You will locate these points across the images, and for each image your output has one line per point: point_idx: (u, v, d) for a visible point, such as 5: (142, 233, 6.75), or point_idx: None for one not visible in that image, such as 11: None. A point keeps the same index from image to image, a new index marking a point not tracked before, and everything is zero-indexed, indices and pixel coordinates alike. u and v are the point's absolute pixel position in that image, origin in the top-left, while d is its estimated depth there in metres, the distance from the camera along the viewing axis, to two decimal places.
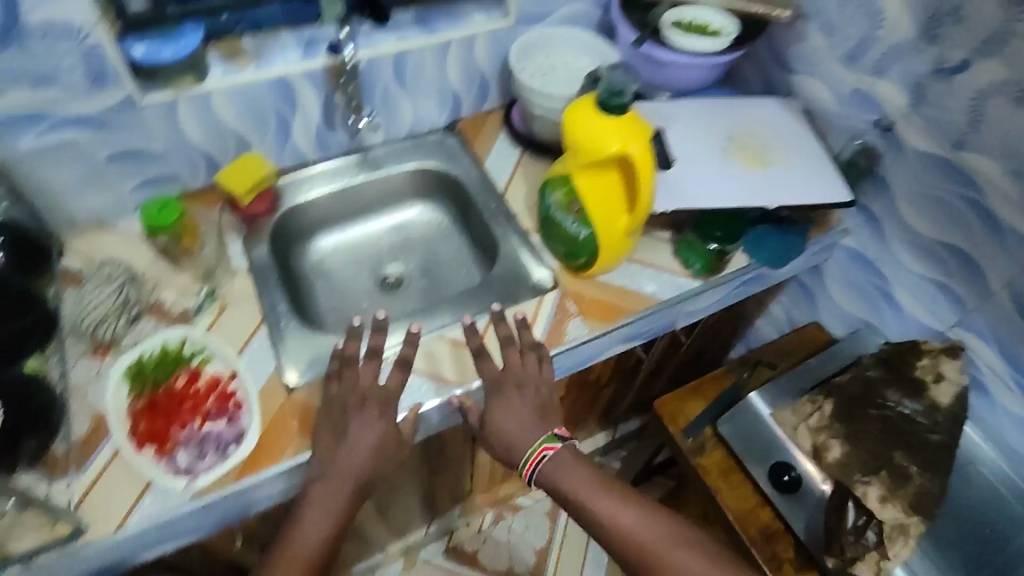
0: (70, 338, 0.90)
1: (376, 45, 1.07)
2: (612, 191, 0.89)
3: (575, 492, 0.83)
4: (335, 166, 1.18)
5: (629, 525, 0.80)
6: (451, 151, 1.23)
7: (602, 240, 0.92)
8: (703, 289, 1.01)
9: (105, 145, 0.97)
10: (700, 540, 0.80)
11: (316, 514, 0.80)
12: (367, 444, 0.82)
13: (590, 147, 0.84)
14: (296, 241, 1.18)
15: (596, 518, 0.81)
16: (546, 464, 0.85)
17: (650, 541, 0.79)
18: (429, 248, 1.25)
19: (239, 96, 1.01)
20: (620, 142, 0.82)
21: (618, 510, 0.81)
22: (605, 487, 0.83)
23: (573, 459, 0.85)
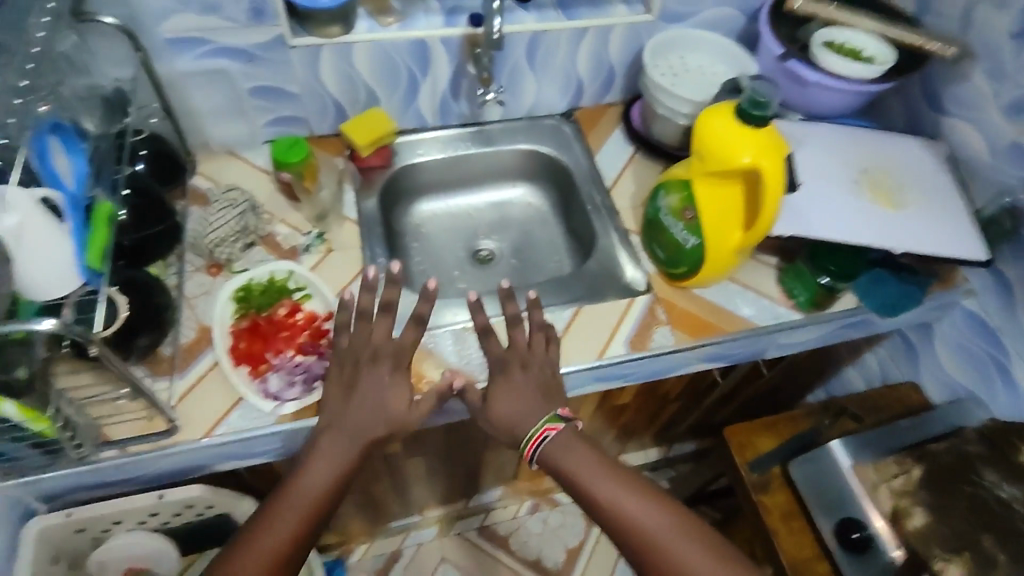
0: (190, 251, 0.97)
1: (515, 21, 1.08)
2: (731, 204, 0.85)
3: (577, 474, 0.79)
4: (450, 135, 1.20)
5: (631, 511, 0.76)
6: (565, 139, 1.22)
7: (709, 252, 0.88)
8: (803, 323, 0.95)
9: (251, 77, 1.03)
10: (701, 529, 0.77)
11: (320, 471, 0.78)
12: (379, 406, 0.80)
13: (717, 155, 0.81)
14: (401, 200, 1.21)
15: (596, 503, 0.77)
16: (549, 444, 0.80)
17: (655, 531, 0.75)
18: (523, 231, 1.26)
19: (380, 52, 1.04)
20: (752, 155, 0.78)
21: (620, 495, 0.77)
22: (607, 469, 0.79)
23: (574, 439, 0.80)
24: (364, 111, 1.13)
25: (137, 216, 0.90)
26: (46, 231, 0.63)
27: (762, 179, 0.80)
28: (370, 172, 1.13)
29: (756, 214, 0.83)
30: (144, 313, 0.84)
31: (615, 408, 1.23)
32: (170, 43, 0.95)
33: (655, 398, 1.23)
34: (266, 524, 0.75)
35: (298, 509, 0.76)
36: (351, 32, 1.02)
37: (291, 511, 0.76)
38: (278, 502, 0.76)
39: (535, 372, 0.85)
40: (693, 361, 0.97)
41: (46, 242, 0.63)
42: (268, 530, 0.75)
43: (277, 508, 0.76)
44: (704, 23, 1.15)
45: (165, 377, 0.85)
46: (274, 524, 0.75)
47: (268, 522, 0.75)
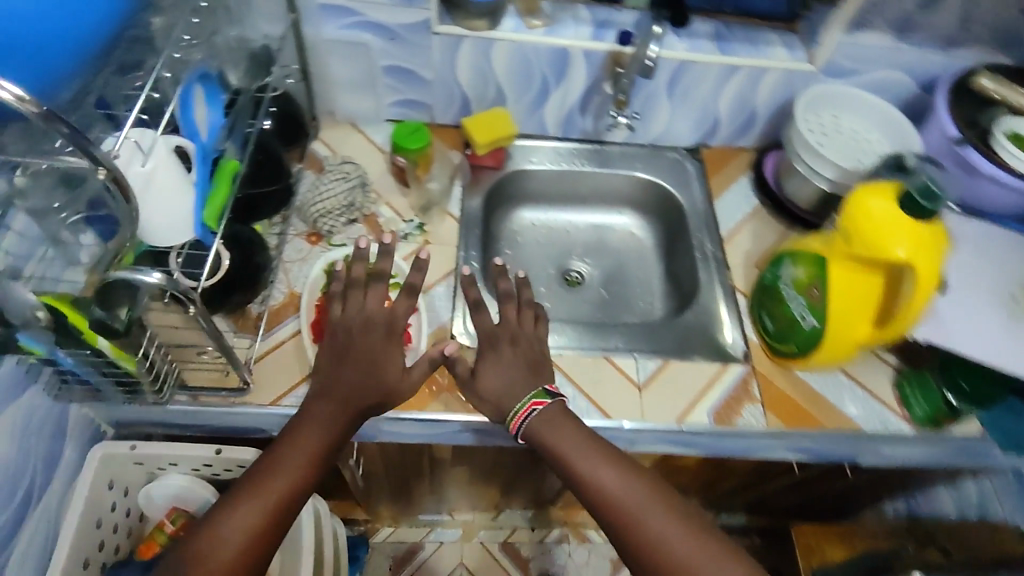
0: (296, 214, 1.00)
1: (666, 46, 1.01)
2: (870, 294, 0.76)
3: (560, 449, 0.74)
4: (567, 149, 1.16)
5: (610, 484, 0.70)
6: (685, 176, 1.15)
7: (828, 339, 0.80)
8: (916, 440, 0.85)
9: (388, 55, 1.02)
10: (686, 508, 0.69)
11: (314, 431, 0.75)
12: (373, 369, 0.78)
13: (863, 237, 0.72)
14: (504, 203, 1.18)
15: (578, 477, 0.72)
16: (530, 420, 0.76)
17: (631, 504, 0.69)
18: (619, 262, 1.20)
19: (519, 53, 1.01)
20: (906, 247, 0.69)
21: (600, 468, 0.72)
22: (588, 443, 0.74)
23: (552, 411, 0.77)
24: (488, 110, 1.11)
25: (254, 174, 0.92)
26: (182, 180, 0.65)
27: (912, 276, 0.70)
28: (482, 170, 1.12)
29: (894, 310, 0.75)
30: (242, 271, 0.86)
31: (674, 468, 1.15)
32: (322, 9, 0.95)
33: (715, 470, 1.15)
34: (257, 479, 0.72)
35: (293, 465, 0.73)
36: (496, 28, 0.99)
37: (284, 466, 0.73)
38: (272, 457, 0.73)
39: (522, 349, 0.82)
40: (777, 449, 0.88)
41: (179, 192, 0.65)
42: (258, 485, 0.71)
43: (269, 463, 0.73)
44: (871, 82, 1.04)
45: (249, 334, 0.88)
46: (264, 479, 0.71)
47: (259, 478, 0.72)
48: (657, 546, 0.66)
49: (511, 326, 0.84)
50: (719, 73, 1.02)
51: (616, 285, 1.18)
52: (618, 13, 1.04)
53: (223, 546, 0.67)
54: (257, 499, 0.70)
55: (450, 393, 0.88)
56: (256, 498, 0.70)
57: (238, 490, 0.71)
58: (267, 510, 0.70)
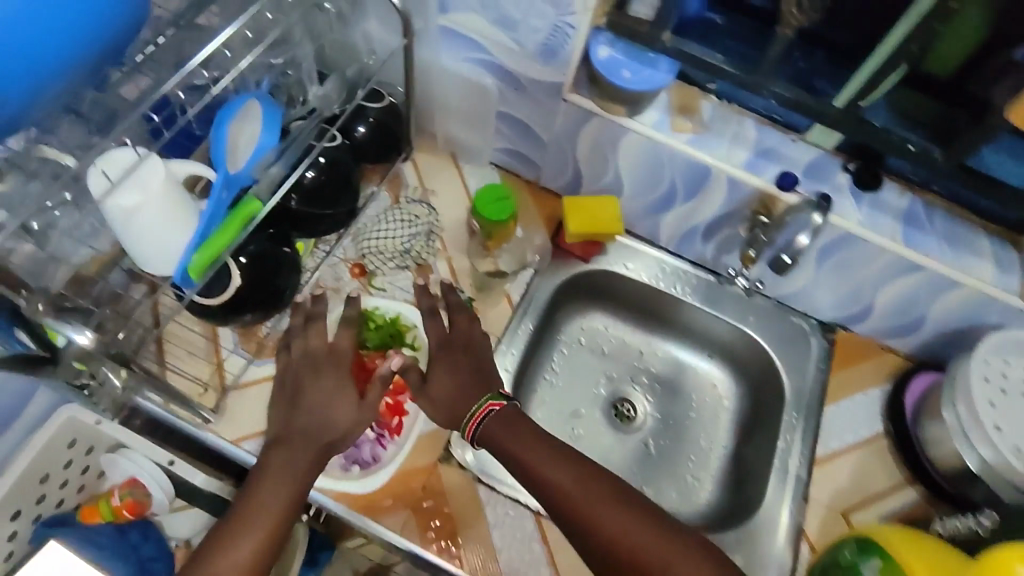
0: (349, 237, 0.91)
1: (838, 210, 0.80)
2: None
3: (514, 452, 0.72)
4: (673, 266, 0.99)
5: (565, 483, 0.69)
6: (800, 355, 0.94)
7: None
8: None
9: (508, 104, 0.89)
10: (636, 499, 0.69)
11: (285, 480, 0.67)
12: (326, 417, 0.70)
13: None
14: (582, 298, 1.03)
15: (532, 476, 0.70)
16: (481, 425, 0.73)
17: (589, 501, 0.68)
18: (685, 414, 1.00)
19: (652, 151, 0.84)
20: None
21: (557, 469, 0.70)
22: (535, 439, 0.72)
23: (496, 420, 0.73)
24: (598, 194, 0.95)
25: (314, 188, 0.79)
26: (171, 220, 0.57)
27: None
28: (569, 258, 0.97)
29: None
30: (257, 292, 0.75)
31: None
32: (448, 35, 0.82)
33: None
34: (222, 538, 0.63)
35: (266, 518, 0.65)
36: (636, 116, 0.82)
37: (253, 515, 0.64)
38: (242, 510, 0.65)
39: (477, 358, 0.79)
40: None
41: (162, 233, 0.57)
42: (227, 541, 0.63)
43: (237, 524, 0.64)
44: None
45: (245, 354, 0.81)
46: (230, 535, 0.63)
47: (226, 533, 0.63)
48: (622, 547, 0.66)
49: (467, 333, 0.80)
50: (890, 264, 0.80)
51: (668, 437, 0.98)
52: (791, 144, 0.83)
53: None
54: (227, 557, 0.62)
55: (417, 513, 0.76)
56: (226, 555, 0.62)
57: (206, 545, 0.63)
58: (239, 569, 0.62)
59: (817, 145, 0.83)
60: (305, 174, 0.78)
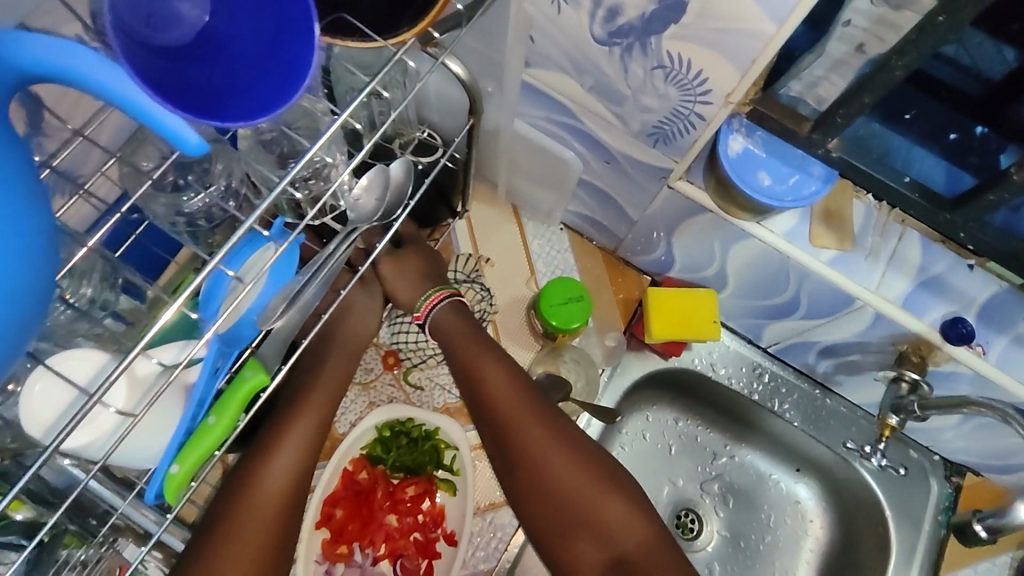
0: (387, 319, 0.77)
1: (1018, 376, 0.61)
2: None
3: (458, 348, 0.63)
4: (772, 374, 0.82)
5: (505, 400, 0.62)
6: (916, 501, 0.77)
7: None
8: None
9: (593, 174, 0.71)
10: (571, 429, 0.63)
11: (322, 388, 0.60)
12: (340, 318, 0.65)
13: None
14: (652, 389, 0.87)
15: (467, 377, 0.63)
16: (434, 314, 0.64)
17: (528, 434, 0.61)
18: (760, 539, 0.85)
19: (772, 263, 0.66)
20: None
21: (501, 386, 0.62)
22: (484, 339, 0.63)
23: (455, 307, 0.65)
24: (688, 286, 0.79)
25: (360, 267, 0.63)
26: (149, 430, 0.45)
27: None
28: (644, 352, 0.81)
29: None
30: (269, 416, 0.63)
31: None
32: (524, 94, 0.63)
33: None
34: (259, 451, 0.55)
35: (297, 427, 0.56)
36: (763, 220, 0.64)
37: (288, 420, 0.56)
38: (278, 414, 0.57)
39: None
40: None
41: (140, 442, 0.45)
42: (265, 452, 0.54)
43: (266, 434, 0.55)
44: None
45: None
46: (270, 441, 0.55)
47: (263, 443, 0.55)
48: (543, 475, 0.61)
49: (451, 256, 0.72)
50: None
51: (738, 563, 0.85)
52: (965, 272, 0.63)
53: (242, 536, 0.51)
54: (269, 470, 0.54)
55: None
56: (267, 471, 0.53)
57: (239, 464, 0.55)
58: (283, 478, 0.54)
59: (1001, 276, 0.63)
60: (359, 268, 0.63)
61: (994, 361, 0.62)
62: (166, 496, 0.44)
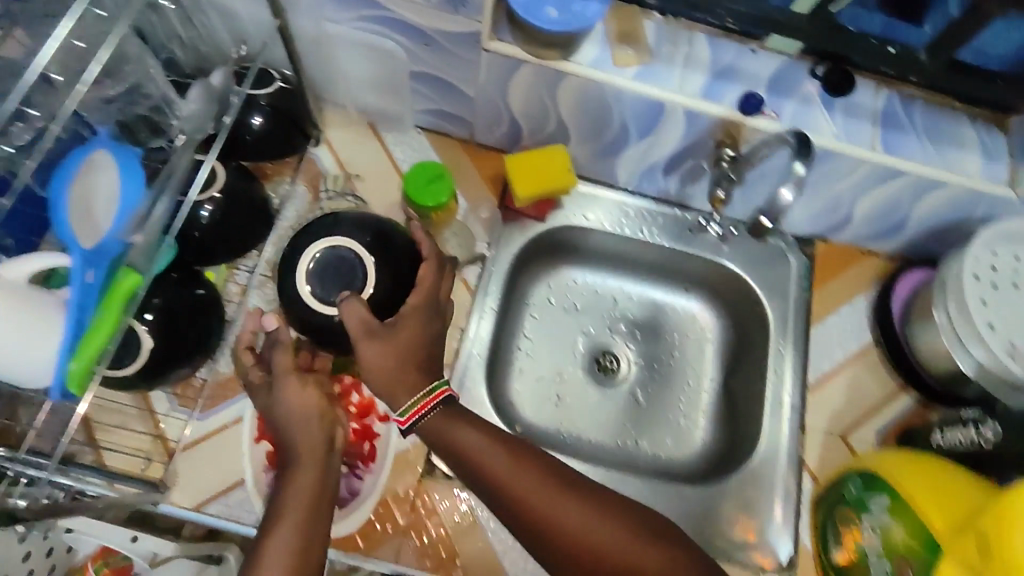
0: (270, 251, 0.81)
1: (811, 127, 0.72)
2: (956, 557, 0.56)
3: (460, 446, 0.63)
4: (636, 208, 0.91)
5: (528, 490, 0.61)
6: (779, 276, 0.88)
7: None
8: None
9: (420, 62, 0.77)
10: (596, 492, 0.62)
11: (300, 469, 0.60)
12: (298, 408, 0.64)
13: (986, 543, 0.51)
14: (541, 257, 0.95)
15: (485, 477, 0.62)
16: (430, 416, 0.65)
17: (565, 517, 0.59)
18: (669, 355, 0.95)
19: (595, 96, 0.74)
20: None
21: (521, 477, 0.61)
22: (486, 434, 0.64)
23: (445, 412, 0.65)
24: (541, 147, 0.87)
25: (325, 306, 0.67)
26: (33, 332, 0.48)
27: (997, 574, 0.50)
28: (522, 220, 0.89)
29: None
30: (175, 347, 0.66)
31: None
32: None
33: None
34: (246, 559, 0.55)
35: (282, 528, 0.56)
36: (570, 56, 0.72)
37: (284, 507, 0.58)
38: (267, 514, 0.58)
39: None
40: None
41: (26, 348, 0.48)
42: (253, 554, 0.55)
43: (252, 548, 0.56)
44: None
45: (188, 412, 0.72)
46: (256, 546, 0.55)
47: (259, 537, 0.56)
48: (580, 547, 0.59)
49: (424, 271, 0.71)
50: (870, 174, 0.74)
51: (656, 382, 0.94)
52: (750, 56, 0.73)
53: None
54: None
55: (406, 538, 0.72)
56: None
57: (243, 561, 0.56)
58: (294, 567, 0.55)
59: (779, 51, 0.73)
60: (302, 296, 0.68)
61: (790, 121, 0.72)
62: (71, 389, 0.49)
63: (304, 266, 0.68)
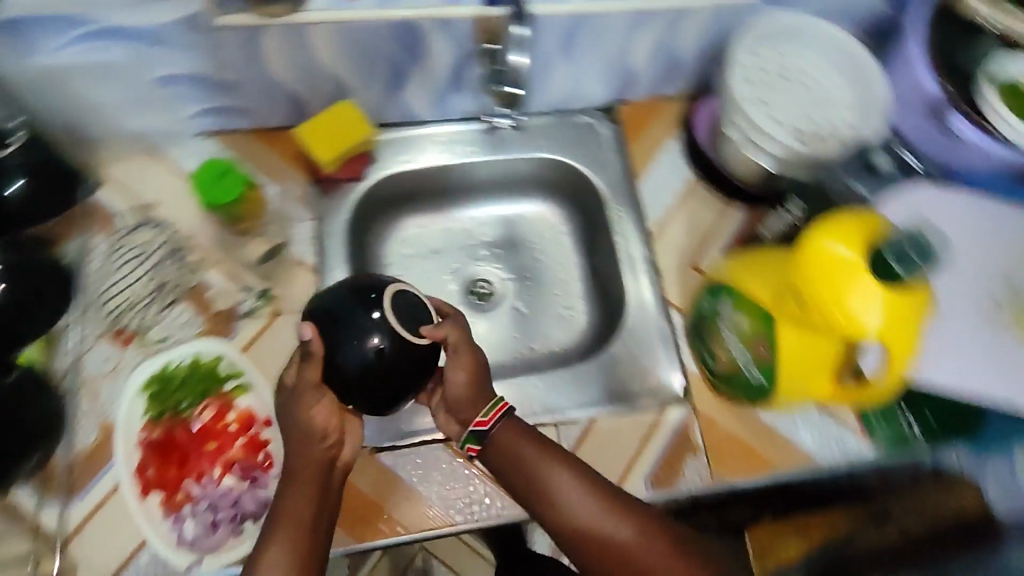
0: (84, 312, 0.74)
1: None
2: (786, 307, 0.63)
3: (521, 462, 0.65)
4: (445, 134, 0.91)
5: (583, 511, 0.62)
6: (596, 149, 0.92)
7: (783, 379, 0.65)
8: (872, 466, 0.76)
9: (163, 63, 0.74)
10: (643, 510, 0.63)
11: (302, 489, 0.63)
12: (310, 426, 0.64)
13: (811, 297, 0.58)
14: (379, 215, 0.94)
15: (540, 498, 0.64)
16: (499, 427, 0.67)
17: (615, 542, 0.61)
18: (529, 261, 0.98)
19: (347, 35, 0.75)
20: (872, 310, 0.55)
21: (575, 496, 0.63)
22: (548, 447, 0.66)
23: (514, 422, 0.67)
24: (328, 106, 0.84)
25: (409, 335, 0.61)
26: None
27: (818, 304, 0.57)
28: (340, 185, 0.86)
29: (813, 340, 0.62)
30: None
31: None
32: None
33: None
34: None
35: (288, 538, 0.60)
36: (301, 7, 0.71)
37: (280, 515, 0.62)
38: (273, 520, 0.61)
39: None
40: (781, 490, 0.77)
41: None
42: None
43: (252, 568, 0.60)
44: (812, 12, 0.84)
45: (60, 501, 0.67)
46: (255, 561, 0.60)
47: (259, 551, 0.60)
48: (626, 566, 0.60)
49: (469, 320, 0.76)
50: (625, 20, 0.79)
51: (530, 289, 0.96)
52: None
53: None
54: None
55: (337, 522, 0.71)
56: None
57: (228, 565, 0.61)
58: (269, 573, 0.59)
59: None
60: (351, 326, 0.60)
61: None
62: None
63: (389, 304, 0.62)
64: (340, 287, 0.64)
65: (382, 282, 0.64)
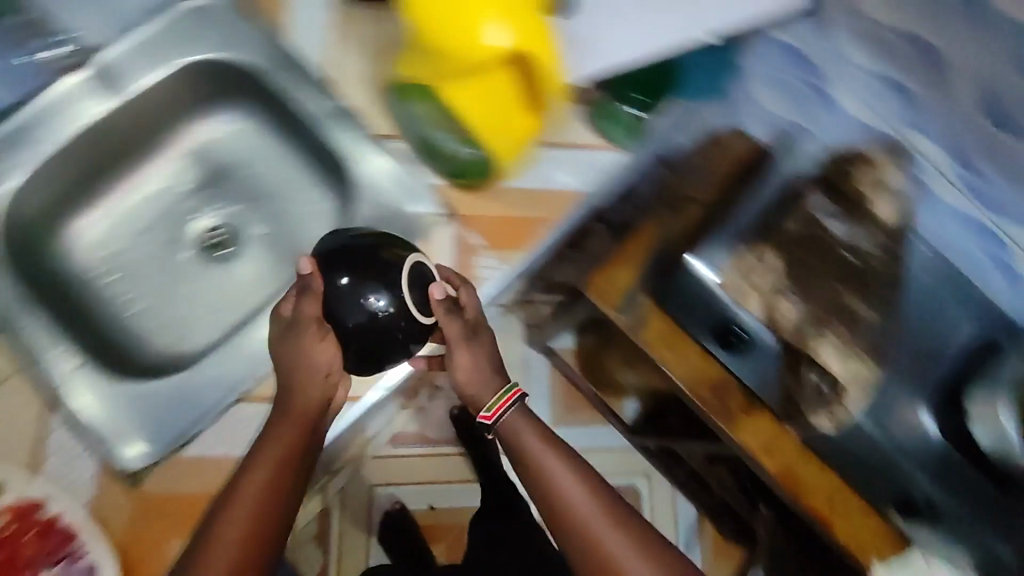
0: None
1: None
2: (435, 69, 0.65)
3: (532, 463, 0.71)
4: (40, 111, 0.73)
5: (582, 509, 0.70)
6: (223, 29, 0.78)
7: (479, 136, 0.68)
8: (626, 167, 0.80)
9: None
10: (642, 527, 0.72)
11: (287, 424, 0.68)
12: (301, 366, 0.67)
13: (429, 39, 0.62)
14: (46, 236, 0.79)
15: (542, 491, 0.71)
16: (509, 415, 0.73)
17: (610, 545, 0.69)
18: (246, 179, 0.88)
19: None
20: (495, 24, 0.59)
21: (577, 492, 0.70)
22: (561, 445, 0.73)
23: (524, 411, 0.73)
24: None
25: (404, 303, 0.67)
26: None
27: (437, 44, 0.61)
28: None
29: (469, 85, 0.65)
30: None
31: None
32: None
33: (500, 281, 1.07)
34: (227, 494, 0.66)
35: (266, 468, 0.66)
36: None
37: (262, 462, 0.67)
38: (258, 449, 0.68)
39: None
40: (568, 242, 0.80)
41: None
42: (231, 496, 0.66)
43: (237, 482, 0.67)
44: None
45: None
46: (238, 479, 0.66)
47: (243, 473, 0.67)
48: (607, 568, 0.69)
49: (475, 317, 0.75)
50: None
51: (260, 212, 0.87)
52: None
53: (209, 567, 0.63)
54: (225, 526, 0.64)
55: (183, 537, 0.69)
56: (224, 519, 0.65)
57: (224, 508, 0.65)
58: (272, 506, 0.66)
59: None
60: (338, 281, 0.66)
61: None
62: None
63: (401, 272, 0.67)
64: (348, 237, 0.69)
65: (401, 249, 0.69)
